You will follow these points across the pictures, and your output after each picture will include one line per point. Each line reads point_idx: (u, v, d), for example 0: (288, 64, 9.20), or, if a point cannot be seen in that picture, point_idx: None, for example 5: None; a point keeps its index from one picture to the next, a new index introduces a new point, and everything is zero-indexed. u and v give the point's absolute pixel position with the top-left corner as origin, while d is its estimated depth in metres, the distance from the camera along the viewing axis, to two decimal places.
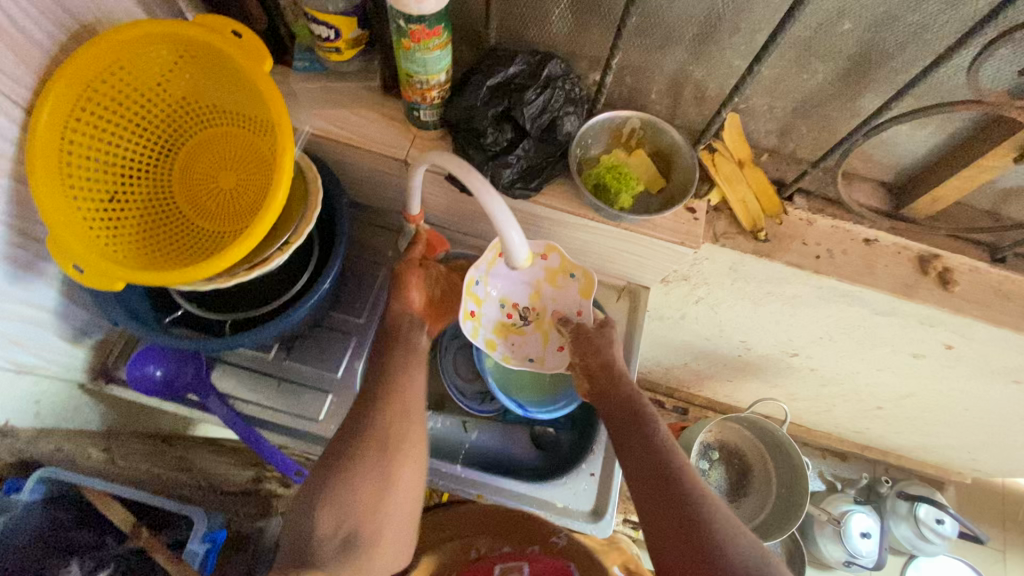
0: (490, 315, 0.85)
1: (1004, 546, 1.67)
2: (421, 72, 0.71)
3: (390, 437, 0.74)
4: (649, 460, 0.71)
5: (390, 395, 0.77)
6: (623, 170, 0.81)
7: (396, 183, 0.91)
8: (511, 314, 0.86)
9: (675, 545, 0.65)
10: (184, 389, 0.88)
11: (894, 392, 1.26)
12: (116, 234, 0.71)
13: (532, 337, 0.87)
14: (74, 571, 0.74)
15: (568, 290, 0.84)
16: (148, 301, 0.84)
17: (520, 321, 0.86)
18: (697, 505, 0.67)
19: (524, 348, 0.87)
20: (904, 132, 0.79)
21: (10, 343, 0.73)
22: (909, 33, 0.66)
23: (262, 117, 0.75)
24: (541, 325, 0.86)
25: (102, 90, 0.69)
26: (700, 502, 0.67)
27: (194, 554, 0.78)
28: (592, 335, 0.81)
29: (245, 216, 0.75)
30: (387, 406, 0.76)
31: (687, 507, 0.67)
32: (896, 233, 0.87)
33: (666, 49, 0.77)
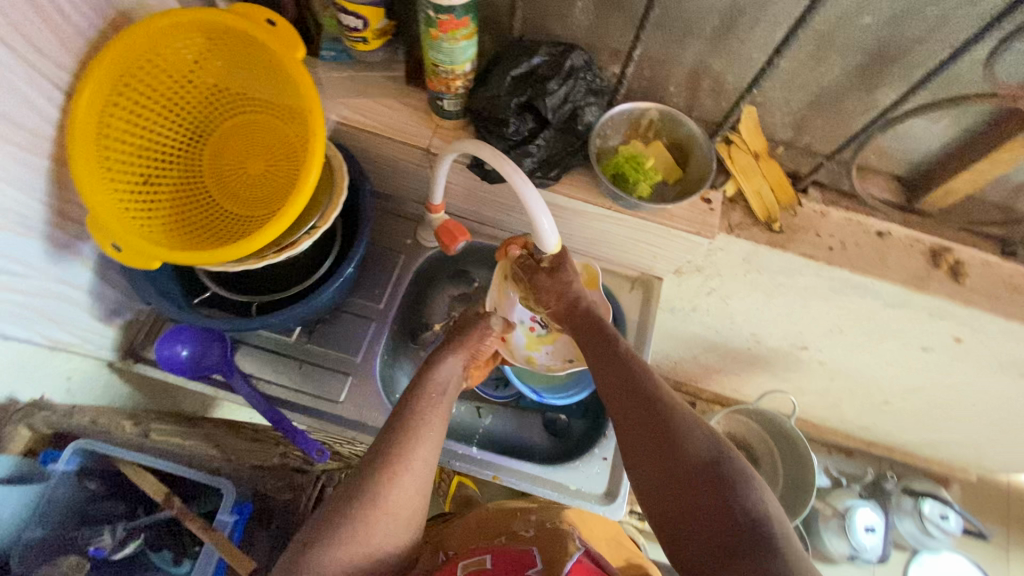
0: (518, 335, 0.95)
1: (1007, 543, 1.69)
2: (447, 62, 0.74)
3: (413, 474, 0.68)
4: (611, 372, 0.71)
5: (420, 430, 0.71)
6: (640, 160, 0.83)
7: (417, 172, 0.93)
8: (534, 326, 0.96)
9: (643, 447, 0.64)
10: (209, 369, 0.90)
11: (902, 386, 1.27)
12: (150, 216, 0.73)
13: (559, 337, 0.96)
14: (107, 540, 0.80)
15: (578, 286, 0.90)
16: (178, 282, 0.87)
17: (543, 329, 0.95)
18: (662, 406, 0.65)
19: (560, 349, 0.96)
20: (919, 126, 0.80)
21: (45, 320, 0.76)
22: (927, 27, 0.68)
23: (291, 104, 0.77)
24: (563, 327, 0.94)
25: (139, 76, 0.71)
26: (661, 400, 0.66)
27: (224, 523, 0.83)
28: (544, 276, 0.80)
29: (274, 200, 0.78)
30: (416, 441, 0.70)
31: (653, 414, 0.65)
32: (909, 226, 0.88)
33: (686, 41, 0.78)
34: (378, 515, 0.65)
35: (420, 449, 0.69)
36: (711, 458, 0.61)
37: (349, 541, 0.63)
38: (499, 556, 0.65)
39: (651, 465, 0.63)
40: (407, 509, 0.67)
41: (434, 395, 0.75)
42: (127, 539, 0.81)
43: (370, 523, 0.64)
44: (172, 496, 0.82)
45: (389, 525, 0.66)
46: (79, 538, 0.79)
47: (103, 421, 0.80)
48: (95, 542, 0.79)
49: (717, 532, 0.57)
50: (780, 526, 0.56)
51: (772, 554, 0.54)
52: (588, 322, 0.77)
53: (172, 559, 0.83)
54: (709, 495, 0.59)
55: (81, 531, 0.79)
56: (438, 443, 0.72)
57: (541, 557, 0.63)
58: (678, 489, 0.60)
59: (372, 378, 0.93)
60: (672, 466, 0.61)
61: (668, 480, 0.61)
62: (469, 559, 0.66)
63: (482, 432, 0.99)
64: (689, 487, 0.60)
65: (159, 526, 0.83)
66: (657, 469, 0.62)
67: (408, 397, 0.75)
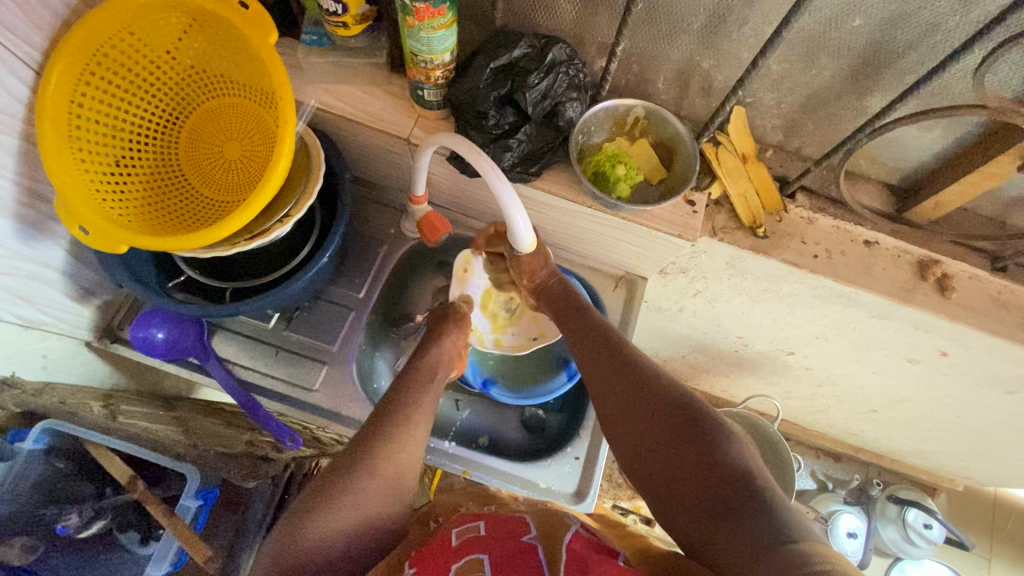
0: (480, 320, 0.97)
1: (989, 553, 1.68)
2: (426, 52, 0.72)
3: (408, 452, 0.70)
4: (593, 353, 0.73)
5: (413, 413, 0.73)
6: (623, 159, 0.81)
7: (399, 162, 0.92)
8: (497, 310, 0.97)
9: (622, 408, 0.66)
10: (185, 352, 0.90)
11: (889, 396, 1.25)
12: (121, 197, 0.73)
13: (522, 318, 0.97)
14: (74, 519, 0.82)
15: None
16: (153, 265, 0.86)
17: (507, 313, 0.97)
18: (638, 369, 0.68)
19: (524, 330, 0.97)
20: (910, 134, 0.78)
21: (17, 299, 0.76)
22: (920, 33, 0.65)
23: (267, 89, 0.76)
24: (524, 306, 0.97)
25: (115, 55, 0.70)
26: (641, 371, 0.68)
27: (187, 508, 0.86)
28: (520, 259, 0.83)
29: (249, 186, 0.76)
30: (412, 421, 0.72)
31: (631, 378, 0.68)
32: (897, 236, 0.86)
33: (674, 37, 0.76)
34: (374, 486, 0.66)
35: (416, 432, 0.71)
36: (691, 416, 0.61)
37: (346, 510, 0.64)
38: (493, 524, 0.64)
39: (636, 430, 0.64)
40: (401, 485, 0.69)
41: (425, 381, 0.78)
42: (94, 518, 0.84)
43: (365, 493, 0.65)
44: (137, 480, 0.85)
45: (381, 499, 0.67)
46: (46, 516, 0.80)
47: (72, 402, 0.79)
48: (61, 521, 0.81)
49: (697, 484, 0.56)
50: (761, 473, 0.55)
51: (754, 498, 0.52)
52: (571, 311, 0.80)
53: (140, 538, 0.87)
54: (687, 443, 0.59)
55: (48, 510, 0.80)
56: (428, 427, 0.74)
57: (535, 526, 0.64)
58: (659, 448, 0.61)
59: (348, 367, 0.93)
60: (654, 429, 0.62)
61: (650, 443, 0.62)
62: (462, 528, 0.64)
63: (459, 426, 0.97)
64: (670, 446, 0.60)
65: (125, 508, 0.87)
66: (639, 435, 0.63)
67: (403, 383, 0.77)
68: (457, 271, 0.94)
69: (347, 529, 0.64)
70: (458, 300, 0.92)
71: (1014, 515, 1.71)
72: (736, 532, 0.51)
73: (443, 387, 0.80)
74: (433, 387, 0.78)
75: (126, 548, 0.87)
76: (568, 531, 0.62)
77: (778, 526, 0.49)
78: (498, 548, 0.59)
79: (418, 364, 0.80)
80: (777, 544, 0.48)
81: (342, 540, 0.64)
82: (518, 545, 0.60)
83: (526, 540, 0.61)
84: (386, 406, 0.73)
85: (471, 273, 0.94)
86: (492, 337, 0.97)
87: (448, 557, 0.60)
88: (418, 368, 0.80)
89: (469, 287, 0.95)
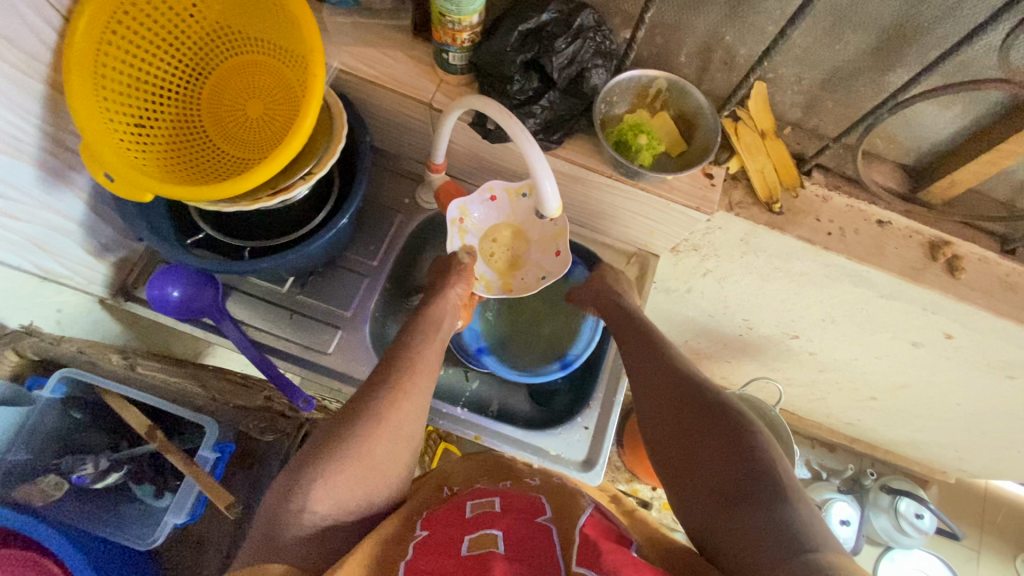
0: (487, 269, 0.92)
1: (979, 545, 1.71)
2: (454, 12, 0.72)
3: (412, 401, 0.72)
4: (637, 348, 0.80)
5: (417, 361, 0.76)
6: (644, 129, 0.82)
7: (419, 129, 0.92)
8: (505, 256, 0.92)
9: (656, 397, 0.72)
10: (199, 312, 0.89)
11: (890, 382, 1.27)
12: (144, 149, 0.72)
13: (532, 258, 0.91)
14: (91, 468, 0.87)
15: (526, 207, 0.89)
16: (172, 221, 0.86)
17: (515, 257, 0.91)
18: (675, 368, 0.74)
19: (535, 272, 0.91)
20: (929, 113, 0.79)
21: (34, 247, 0.76)
22: (946, 8, 0.66)
23: (292, 47, 0.75)
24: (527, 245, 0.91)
25: (138, 5, 0.70)
26: (678, 370, 0.74)
27: (205, 458, 0.89)
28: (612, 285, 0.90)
29: (272, 143, 0.76)
30: (415, 369, 0.75)
31: (667, 373, 0.74)
32: (910, 216, 0.88)
33: (700, 9, 0.76)
34: (379, 434, 0.68)
35: (419, 381, 0.74)
36: (721, 414, 0.65)
37: (350, 467, 0.66)
38: (508, 501, 0.66)
39: (665, 419, 0.69)
40: (407, 434, 0.71)
41: (429, 333, 0.80)
42: (110, 470, 0.89)
43: (371, 440, 0.67)
44: (155, 429, 0.89)
45: (388, 450, 0.69)
46: (62, 465, 0.86)
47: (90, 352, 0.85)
48: (78, 471, 0.86)
49: (722, 482, 0.59)
50: (787, 476, 0.58)
51: (771, 493, 0.56)
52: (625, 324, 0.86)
53: (154, 492, 0.92)
54: (712, 437, 0.63)
55: (65, 460, 0.86)
56: (433, 380, 0.76)
57: (551, 507, 0.65)
58: (694, 438, 0.65)
59: (361, 333, 0.94)
60: (684, 419, 0.67)
61: (686, 434, 0.66)
62: (477, 501, 0.67)
63: (468, 396, 0.99)
64: (700, 443, 0.64)
65: (142, 459, 0.92)
66: (668, 423, 0.69)
67: (408, 334, 0.80)
68: (452, 224, 0.87)
69: (351, 488, 0.66)
70: (461, 256, 0.88)
71: (1003, 508, 1.75)
72: (744, 522, 0.55)
73: (450, 335, 0.83)
74: (436, 335, 0.80)
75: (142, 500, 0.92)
76: (583, 512, 0.62)
77: (788, 521, 0.53)
78: (510, 524, 0.61)
79: (424, 321, 0.81)
80: (791, 551, 0.51)
81: (358, 489, 0.66)
82: (535, 526, 0.61)
83: (541, 521, 0.62)
84: (388, 361, 0.76)
85: (469, 224, 0.89)
86: (500, 284, 0.92)
87: (463, 526, 0.62)
88: (421, 318, 0.82)
89: (467, 238, 0.89)
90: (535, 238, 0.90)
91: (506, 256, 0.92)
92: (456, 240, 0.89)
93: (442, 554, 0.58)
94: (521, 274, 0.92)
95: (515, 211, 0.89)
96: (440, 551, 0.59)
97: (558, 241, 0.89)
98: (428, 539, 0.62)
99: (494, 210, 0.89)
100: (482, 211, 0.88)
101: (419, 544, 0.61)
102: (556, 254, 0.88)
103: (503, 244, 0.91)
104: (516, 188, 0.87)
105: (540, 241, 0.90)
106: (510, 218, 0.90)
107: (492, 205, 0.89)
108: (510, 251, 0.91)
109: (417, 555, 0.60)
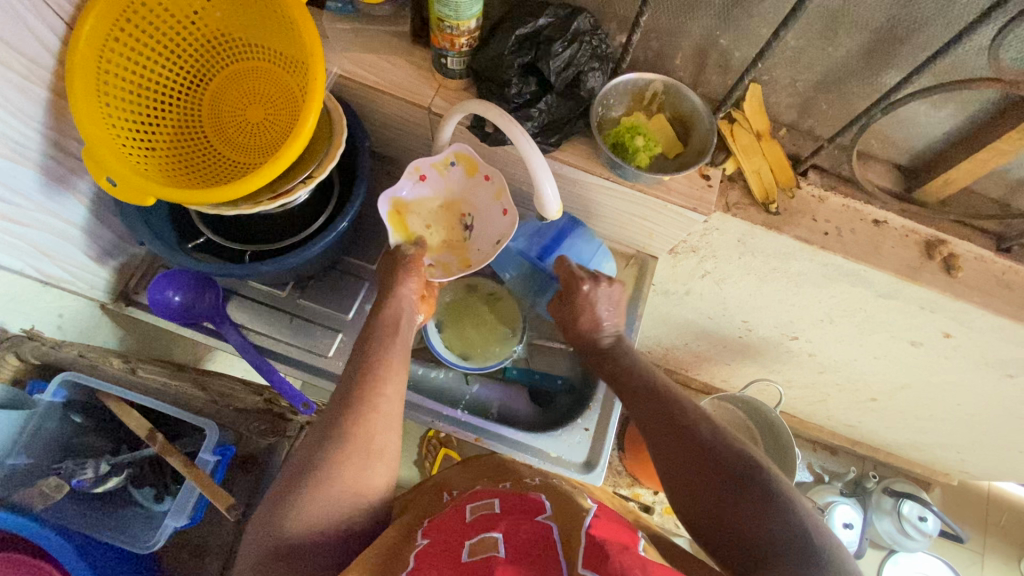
0: (437, 253, 0.88)
1: (983, 547, 1.70)
2: (452, 17, 0.73)
3: (381, 411, 0.68)
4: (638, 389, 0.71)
5: (385, 365, 0.72)
6: (641, 131, 0.82)
7: (418, 133, 0.93)
8: (452, 237, 0.89)
9: (665, 443, 0.64)
10: (200, 316, 0.89)
11: (890, 383, 1.27)
12: (145, 154, 0.73)
13: (479, 227, 0.88)
14: (90, 473, 0.88)
15: (458, 177, 0.87)
16: (173, 226, 0.87)
17: (463, 233, 0.88)
18: (681, 411, 0.66)
19: (485, 240, 0.87)
20: (922, 112, 0.80)
21: (37, 253, 0.77)
22: (936, 9, 0.67)
23: (292, 53, 0.76)
24: (466, 214, 0.88)
25: (141, 13, 0.71)
26: (686, 412, 0.66)
27: (206, 462, 0.90)
28: (569, 299, 0.81)
29: (272, 148, 0.76)
30: (386, 370, 0.72)
31: (674, 416, 0.66)
32: (906, 216, 0.88)
33: (695, 13, 0.78)
34: (358, 447, 0.65)
35: (386, 389, 0.70)
36: (742, 464, 0.58)
37: (335, 484, 0.63)
38: (507, 501, 0.66)
39: (680, 470, 0.62)
40: (379, 444, 0.67)
41: (388, 336, 0.75)
42: (109, 475, 0.90)
43: (348, 455, 0.64)
44: (155, 433, 0.90)
45: (359, 465, 0.64)
46: (63, 469, 0.87)
47: (91, 355, 0.87)
48: (78, 476, 0.87)
49: (756, 545, 0.54)
50: (822, 536, 0.53)
51: (814, 560, 0.51)
52: (611, 346, 0.79)
53: (154, 496, 0.93)
54: (736, 492, 0.57)
55: (66, 464, 0.87)
56: (402, 383, 0.73)
57: (551, 505, 0.64)
58: (698, 495, 0.59)
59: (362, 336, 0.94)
60: (701, 470, 0.60)
61: (689, 486, 0.60)
62: (476, 504, 0.66)
63: (470, 397, 1.00)
64: (725, 499, 0.57)
65: (142, 463, 0.93)
66: (682, 473, 0.61)
67: (372, 336, 0.75)
68: (389, 218, 0.85)
69: (343, 509, 0.63)
70: (406, 247, 0.83)
71: (1007, 510, 1.74)
72: None
73: (411, 333, 0.78)
74: (398, 334, 0.76)
75: (139, 504, 0.93)
76: (587, 513, 0.62)
77: None
78: (511, 524, 0.60)
79: (383, 321, 0.77)
80: None
81: (349, 510, 0.64)
82: (536, 525, 0.60)
83: (541, 519, 0.61)
84: (356, 365, 0.72)
85: (406, 212, 0.86)
86: (456, 262, 0.88)
87: (465, 530, 0.61)
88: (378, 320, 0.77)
89: (408, 230, 0.87)
90: (476, 207, 0.88)
91: (452, 237, 0.89)
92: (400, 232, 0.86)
93: (444, 559, 0.58)
94: (474, 247, 0.88)
95: (448, 184, 0.87)
96: (442, 557, 0.58)
97: (501, 199, 0.86)
98: (430, 546, 0.61)
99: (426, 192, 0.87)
100: (414, 194, 0.86)
101: (421, 550, 0.61)
102: (504, 212, 0.85)
103: (445, 225, 0.89)
104: (441, 161, 0.85)
105: (481, 208, 0.88)
106: (445, 195, 0.88)
107: (423, 186, 0.86)
108: (456, 228, 0.89)
109: (419, 562, 0.59)
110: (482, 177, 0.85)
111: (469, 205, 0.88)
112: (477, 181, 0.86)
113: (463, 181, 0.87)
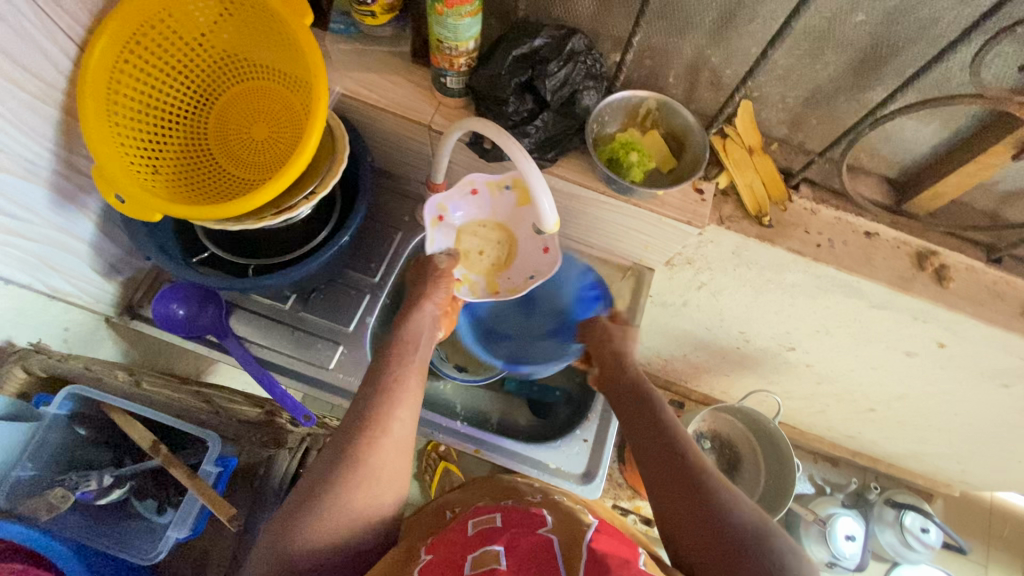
0: (470, 269, 0.92)
1: (987, 559, 1.69)
2: (451, 39, 0.76)
3: (394, 436, 0.68)
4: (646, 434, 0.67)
5: (398, 387, 0.71)
6: (636, 147, 0.85)
7: (418, 150, 0.95)
8: (489, 257, 0.92)
9: (668, 496, 0.61)
10: (202, 330, 0.91)
11: (887, 393, 1.28)
12: (152, 171, 0.74)
13: (516, 257, 0.92)
14: (95, 485, 0.88)
15: (507, 202, 0.90)
16: (177, 240, 0.89)
17: (500, 257, 0.92)
18: (689, 465, 0.62)
19: (520, 272, 0.91)
20: (909, 127, 0.82)
21: (43, 267, 0.79)
22: (918, 28, 0.70)
23: (297, 73, 0.78)
24: (507, 241, 0.92)
25: (149, 35, 0.73)
26: (692, 467, 0.61)
27: (208, 473, 0.91)
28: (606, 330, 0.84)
29: (276, 165, 0.78)
30: (397, 392, 0.71)
31: (681, 469, 0.62)
32: (896, 228, 0.90)
33: (686, 33, 0.80)
34: (365, 468, 0.65)
35: (401, 411, 0.69)
36: (745, 528, 0.56)
37: (338, 500, 0.63)
38: (508, 515, 0.66)
39: (683, 527, 0.59)
40: (388, 466, 0.67)
41: (407, 354, 0.75)
42: (113, 486, 0.90)
43: (354, 475, 0.64)
44: (159, 444, 0.90)
45: (364, 485, 0.64)
46: (67, 480, 0.87)
47: (97, 367, 0.89)
48: (83, 487, 0.87)
49: None
50: None
51: None
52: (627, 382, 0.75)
53: (157, 507, 0.93)
54: (738, 556, 0.54)
55: (70, 476, 0.87)
56: (416, 402, 0.72)
57: (553, 519, 0.65)
58: (696, 552, 0.57)
59: (363, 348, 0.95)
60: (704, 531, 0.57)
61: (690, 544, 0.58)
62: (478, 518, 0.67)
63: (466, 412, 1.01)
64: (726, 563, 0.55)
65: (145, 474, 0.94)
66: (684, 530, 0.59)
67: (386, 355, 0.75)
68: (432, 222, 0.88)
69: (343, 525, 0.63)
70: (439, 258, 0.87)
71: (1010, 521, 1.73)
72: None
73: (430, 351, 0.79)
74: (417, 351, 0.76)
75: (143, 516, 0.93)
76: (588, 528, 0.62)
77: None
78: (512, 538, 0.61)
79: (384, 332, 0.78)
80: None
81: (351, 527, 0.64)
82: (538, 540, 0.61)
83: (543, 532, 0.62)
84: (372, 380, 0.72)
85: (447, 221, 0.89)
86: (485, 284, 0.92)
87: (466, 544, 0.62)
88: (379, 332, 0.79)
89: (447, 236, 0.90)
90: (519, 235, 0.91)
91: (490, 255, 0.92)
92: (437, 240, 0.89)
93: (447, 572, 0.58)
94: (507, 274, 0.92)
95: (496, 205, 0.90)
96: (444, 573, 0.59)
97: (544, 237, 0.89)
98: (432, 561, 0.61)
99: (471, 207, 0.90)
100: (462, 207, 0.89)
101: (424, 565, 0.61)
102: (544, 251, 0.89)
103: (485, 243, 0.92)
104: (498, 182, 0.88)
105: (523, 236, 0.91)
106: (490, 214, 0.91)
107: (472, 199, 0.89)
108: (492, 249, 0.92)
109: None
110: (532, 212, 0.88)
111: (512, 230, 0.92)
112: (525, 210, 0.89)
113: (511, 206, 0.90)
